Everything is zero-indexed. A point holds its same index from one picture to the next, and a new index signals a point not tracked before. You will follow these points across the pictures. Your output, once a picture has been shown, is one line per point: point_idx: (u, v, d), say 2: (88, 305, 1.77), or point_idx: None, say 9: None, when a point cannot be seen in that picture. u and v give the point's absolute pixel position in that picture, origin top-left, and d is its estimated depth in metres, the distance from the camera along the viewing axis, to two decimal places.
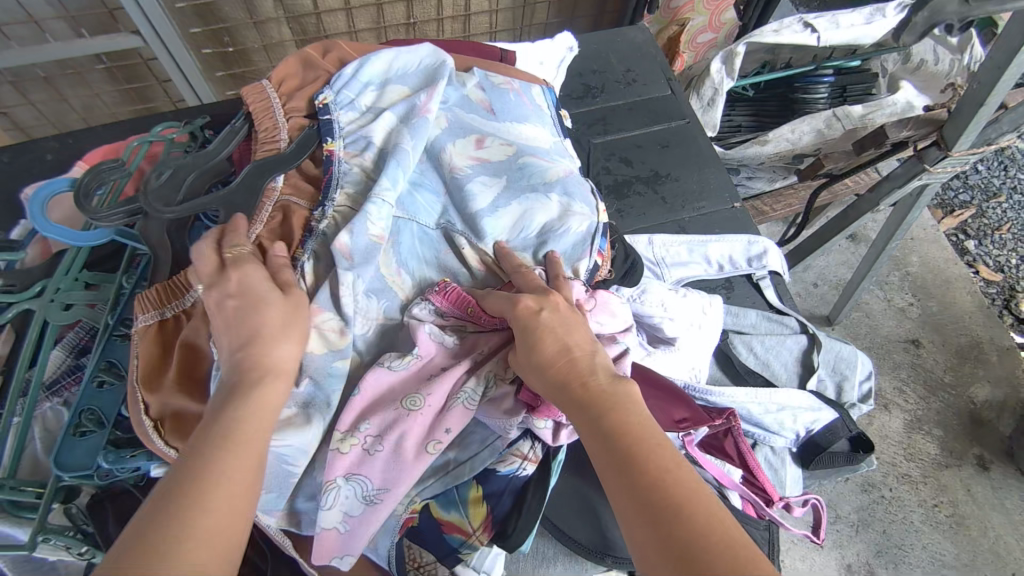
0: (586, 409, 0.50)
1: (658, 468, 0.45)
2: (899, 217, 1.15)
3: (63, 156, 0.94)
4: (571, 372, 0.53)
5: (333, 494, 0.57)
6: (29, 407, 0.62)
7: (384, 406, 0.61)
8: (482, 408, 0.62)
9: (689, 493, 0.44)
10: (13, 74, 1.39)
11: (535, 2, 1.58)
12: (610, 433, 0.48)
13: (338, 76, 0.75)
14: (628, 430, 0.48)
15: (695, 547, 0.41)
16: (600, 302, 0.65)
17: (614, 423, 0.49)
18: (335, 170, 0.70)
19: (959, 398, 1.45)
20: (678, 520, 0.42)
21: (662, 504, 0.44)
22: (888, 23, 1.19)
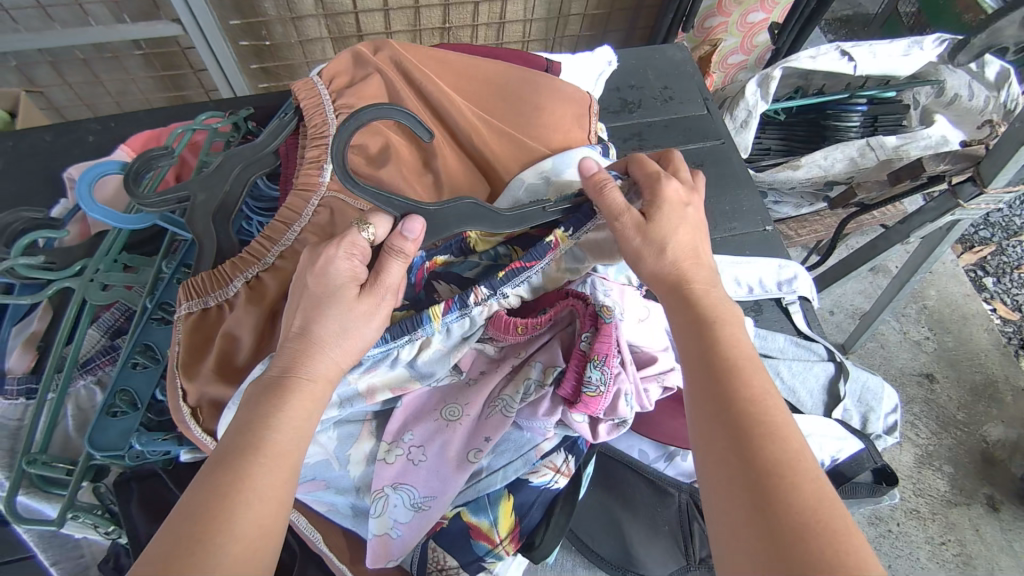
0: (694, 325, 0.54)
1: (755, 396, 0.48)
2: (925, 253, 1.15)
3: (104, 139, 0.95)
4: (684, 281, 0.57)
5: (381, 502, 0.61)
6: (63, 384, 0.64)
7: (423, 417, 0.64)
8: (522, 413, 0.62)
9: (778, 424, 0.46)
10: (52, 55, 1.40)
11: (569, 15, 1.58)
12: (712, 353, 0.51)
13: (569, 151, 0.74)
14: (734, 366, 0.50)
15: (778, 472, 0.43)
16: (649, 318, 0.69)
17: (721, 356, 0.51)
18: (535, 261, 0.63)
19: (971, 436, 1.44)
20: (767, 447, 0.44)
21: (752, 427, 0.46)
22: (926, 56, 1.18)
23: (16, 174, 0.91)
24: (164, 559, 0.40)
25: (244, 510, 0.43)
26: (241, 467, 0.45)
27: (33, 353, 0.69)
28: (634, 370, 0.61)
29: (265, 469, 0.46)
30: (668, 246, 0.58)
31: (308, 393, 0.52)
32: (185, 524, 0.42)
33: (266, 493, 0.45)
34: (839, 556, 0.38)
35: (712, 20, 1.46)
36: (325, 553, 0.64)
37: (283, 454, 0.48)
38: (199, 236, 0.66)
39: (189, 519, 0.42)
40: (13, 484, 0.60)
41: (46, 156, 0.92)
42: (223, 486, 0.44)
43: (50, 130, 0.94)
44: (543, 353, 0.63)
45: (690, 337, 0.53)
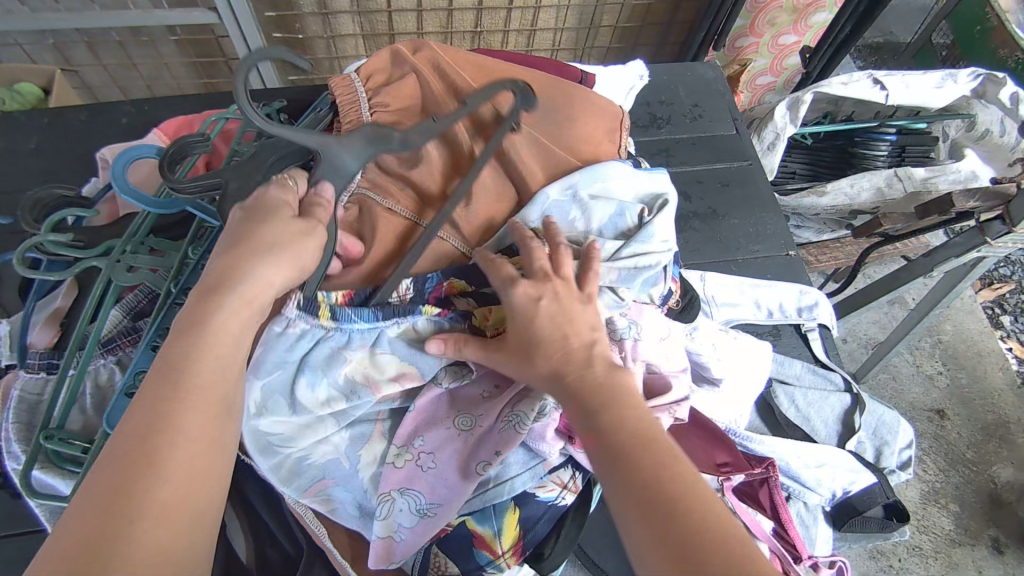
0: (613, 411, 0.49)
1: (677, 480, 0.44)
2: (946, 288, 1.13)
3: (138, 122, 0.96)
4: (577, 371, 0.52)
5: (387, 505, 0.60)
6: (84, 362, 0.64)
7: (435, 424, 0.63)
8: (533, 431, 0.61)
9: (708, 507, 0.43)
10: (89, 35, 1.42)
11: (601, 26, 1.58)
12: (603, 430, 0.48)
13: (596, 165, 0.73)
14: (629, 435, 0.47)
15: (692, 545, 0.41)
16: (666, 338, 0.69)
17: (615, 428, 0.48)
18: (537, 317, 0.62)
19: (979, 476, 1.42)
20: (677, 518, 0.42)
21: (660, 501, 0.43)
22: (960, 89, 1.17)
23: (51, 151, 0.92)
24: (104, 510, 0.39)
25: (173, 455, 0.42)
26: (163, 405, 0.43)
27: (55, 328, 0.70)
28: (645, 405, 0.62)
29: (189, 407, 0.43)
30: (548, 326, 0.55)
31: (235, 310, 0.48)
32: (121, 463, 0.41)
33: (195, 431, 0.43)
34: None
35: (743, 40, 1.45)
36: (329, 549, 0.63)
37: (207, 383, 0.45)
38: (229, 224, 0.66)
39: (124, 460, 0.41)
40: (30, 458, 0.61)
41: (81, 135, 0.94)
42: (150, 427, 0.42)
43: (85, 110, 0.96)
44: None
45: (601, 419, 0.49)
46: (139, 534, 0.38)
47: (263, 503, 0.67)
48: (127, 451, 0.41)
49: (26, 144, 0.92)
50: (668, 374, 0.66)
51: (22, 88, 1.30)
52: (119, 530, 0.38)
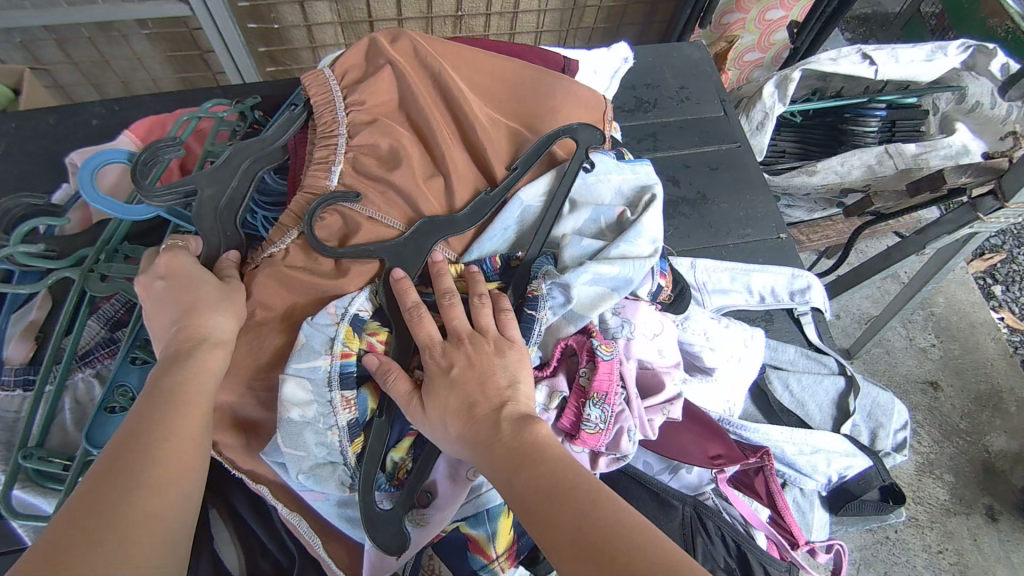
0: (533, 476, 0.46)
1: (606, 523, 0.41)
2: (938, 264, 1.12)
3: (109, 123, 0.93)
4: (483, 443, 0.50)
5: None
6: (60, 377, 0.62)
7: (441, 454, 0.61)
8: None
9: (643, 540, 0.40)
10: (57, 32, 1.37)
11: (585, 6, 1.55)
12: (531, 504, 0.45)
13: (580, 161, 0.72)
14: (546, 495, 0.45)
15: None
16: (661, 332, 0.67)
17: (534, 495, 0.45)
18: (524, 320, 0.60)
19: (973, 446, 1.42)
20: (617, 553, 0.39)
21: (596, 549, 0.40)
22: (949, 62, 1.17)
23: (20, 157, 0.89)
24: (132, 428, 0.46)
25: (174, 430, 0.47)
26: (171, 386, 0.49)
27: (31, 343, 0.68)
28: (638, 407, 0.61)
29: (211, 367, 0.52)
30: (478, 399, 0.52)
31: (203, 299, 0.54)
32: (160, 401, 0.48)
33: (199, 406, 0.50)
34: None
35: (730, 16, 1.42)
36: (324, 559, 0.62)
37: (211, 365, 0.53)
38: (206, 236, 0.64)
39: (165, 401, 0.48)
40: (9, 478, 0.59)
41: (51, 140, 0.91)
42: (160, 402, 0.48)
43: (53, 113, 0.93)
44: (548, 381, 0.61)
45: (514, 487, 0.47)
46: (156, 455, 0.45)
47: (253, 513, 0.67)
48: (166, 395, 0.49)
49: None
50: (660, 371, 0.65)
51: None
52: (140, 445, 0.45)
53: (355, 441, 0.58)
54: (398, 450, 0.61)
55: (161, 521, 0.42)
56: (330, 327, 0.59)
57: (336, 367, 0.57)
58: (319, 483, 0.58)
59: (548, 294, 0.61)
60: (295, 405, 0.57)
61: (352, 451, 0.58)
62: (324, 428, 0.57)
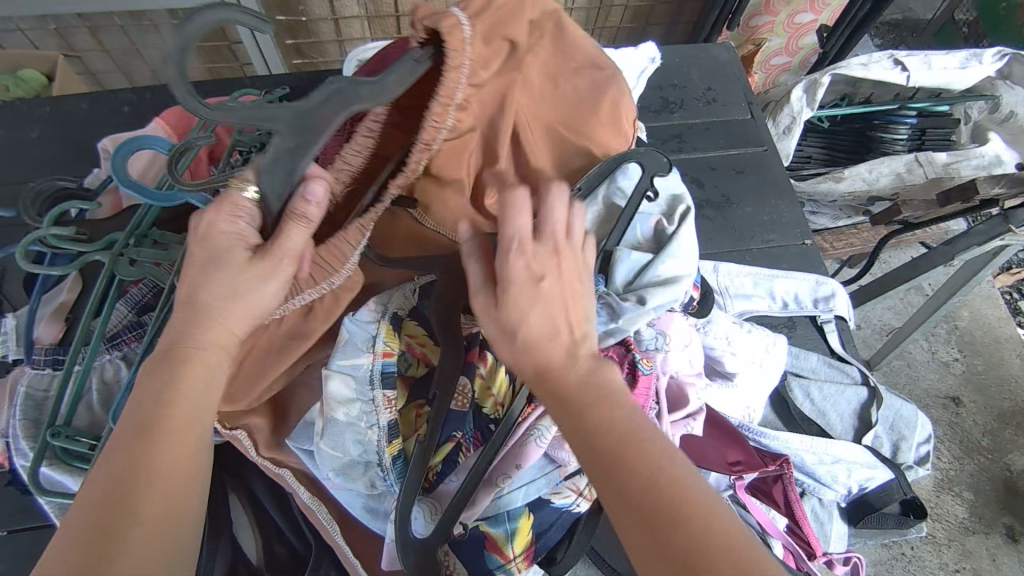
0: (575, 408, 0.46)
1: (647, 480, 0.41)
2: (965, 276, 1.10)
3: (140, 110, 0.95)
4: (551, 361, 0.48)
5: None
6: (89, 358, 0.63)
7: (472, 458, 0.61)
8: (552, 444, 0.60)
9: (676, 496, 0.40)
10: (90, 19, 1.39)
11: (612, 5, 1.54)
12: (593, 440, 0.44)
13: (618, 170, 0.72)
14: (616, 436, 0.44)
15: (697, 551, 0.38)
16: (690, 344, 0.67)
17: (602, 429, 0.44)
18: None
19: (995, 464, 1.40)
20: (676, 511, 0.39)
21: (655, 503, 0.40)
22: (983, 70, 1.14)
23: (53, 141, 0.91)
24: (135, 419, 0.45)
25: (165, 445, 0.44)
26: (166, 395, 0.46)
27: (60, 324, 0.69)
28: (666, 423, 0.62)
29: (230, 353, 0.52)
30: (521, 333, 0.48)
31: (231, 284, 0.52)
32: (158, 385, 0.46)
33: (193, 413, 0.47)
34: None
35: (759, 19, 1.41)
36: (341, 547, 0.62)
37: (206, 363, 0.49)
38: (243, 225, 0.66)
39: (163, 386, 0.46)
40: (36, 455, 0.60)
41: (84, 125, 0.92)
42: (144, 420, 0.45)
43: (86, 98, 0.94)
44: None
45: (581, 418, 0.45)
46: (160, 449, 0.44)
47: (271, 500, 0.67)
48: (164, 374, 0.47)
49: (28, 134, 0.91)
50: (686, 383, 0.65)
51: (25, 76, 1.28)
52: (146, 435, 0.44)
53: (392, 442, 0.58)
54: (436, 454, 0.60)
55: (164, 535, 0.41)
56: (371, 326, 0.60)
57: (376, 367, 0.58)
58: (349, 481, 0.59)
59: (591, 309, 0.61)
60: (339, 403, 0.58)
61: (387, 451, 0.58)
62: (362, 426, 0.58)
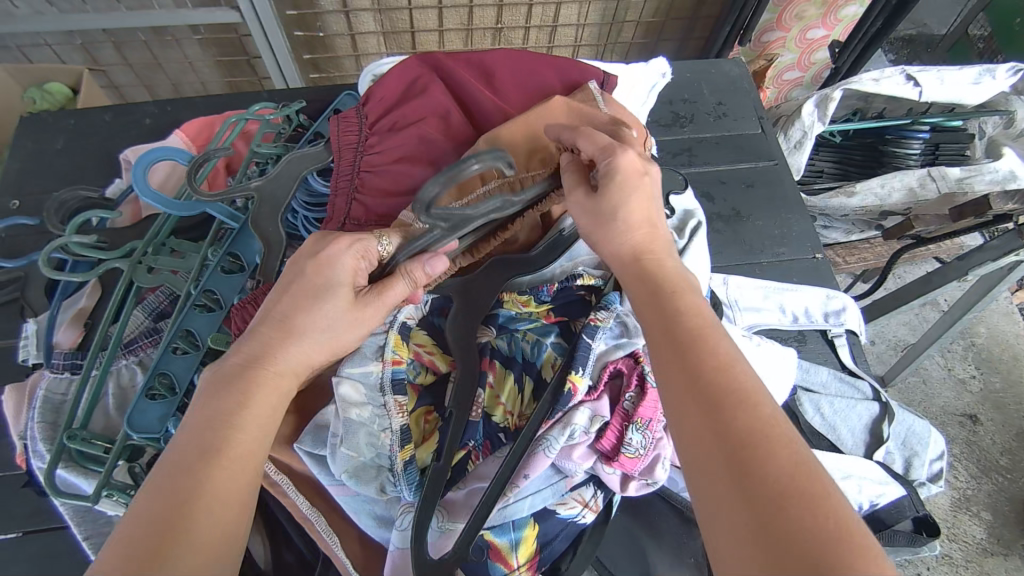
0: (658, 303, 0.49)
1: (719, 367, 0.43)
2: (980, 292, 1.09)
3: (160, 122, 0.97)
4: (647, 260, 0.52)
5: (409, 517, 0.59)
6: (106, 363, 0.65)
7: (479, 467, 0.61)
8: (560, 454, 0.59)
9: (746, 386, 0.42)
10: (114, 34, 1.43)
11: (624, 21, 1.55)
12: (675, 325, 0.47)
13: None
14: (697, 327, 0.46)
15: (755, 437, 0.39)
16: None
17: (685, 319, 0.47)
18: (581, 344, 0.61)
19: (1014, 484, 1.37)
20: (737, 401, 0.41)
21: (718, 392, 0.41)
22: (997, 86, 1.14)
23: (78, 152, 0.93)
24: (196, 439, 0.45)
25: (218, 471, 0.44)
26: (220, 418, 0.46)
27: (79, 328, 0.71)
28: None
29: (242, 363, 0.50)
30: (620, 218, 0.53)
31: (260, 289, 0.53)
32: (220, 401, 0.47)
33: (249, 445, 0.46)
34: (822, 520, 0.35)
35: (770, 35, 1.41)
36: (344, 558, 0.61)
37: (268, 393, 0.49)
38: (268, 237, 0.69)
39: (220, 401, 0.47)
40: (53, 458, 0.61)
41: (106, 136, 0.95)
42: (206, 446, 0.45)
43: (110, 111, 0.97)
44: (590, 400, 0.60)
45: (663, 311, 0.48)
46: (216, 477, 0.43)
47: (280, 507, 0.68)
48: (226, 393, 0.48)
49: (53, 145, 0.94)
50: None
51: (51, 89, 1.32)
52: (213, 451, 0.44)
53: (404, 447, 0.59)
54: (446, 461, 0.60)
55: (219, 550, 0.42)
56: (381, 336, 0.63)
57: (387, 373, 0.60)
58: (360, 484, 0.59)
59: (607, 323, 0.63)
60: (350, 406, 0.59)
61: (401, 456, 0.59)
62: (375, 430, 0.59)
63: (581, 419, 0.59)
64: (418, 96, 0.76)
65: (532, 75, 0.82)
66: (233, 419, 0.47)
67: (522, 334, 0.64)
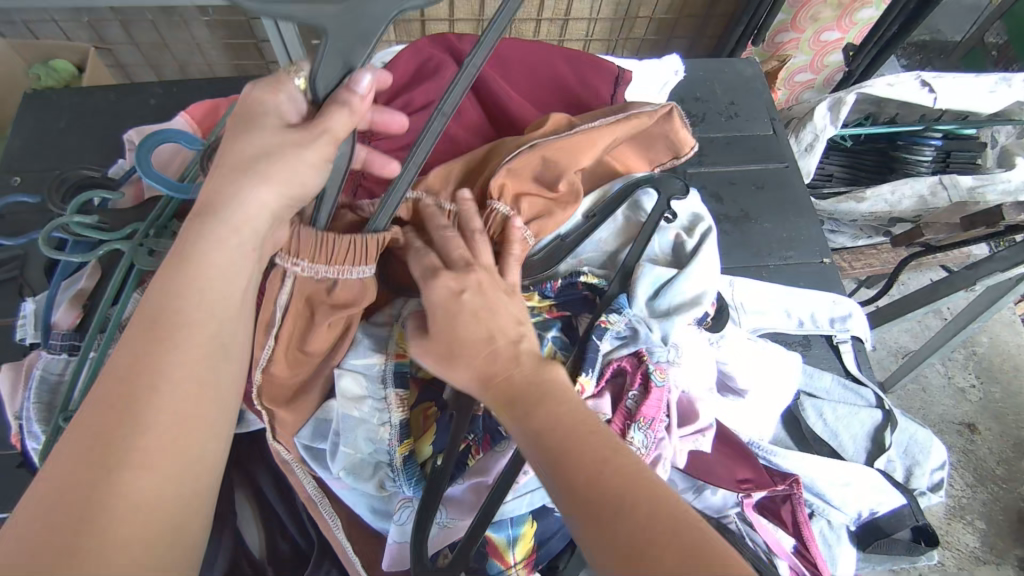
0: (529, 410, 0.48)
1: (593, 479, 0.42)
2: (987, 301, 1.08)
3: (166, 103, 0.96)
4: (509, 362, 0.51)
5: (406, 512, 0.59)
6: (104, 345, 0.64)
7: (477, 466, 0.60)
8: None
9: (627, 484, 0.42)
10: (122, 13, 1.41)
11: (636, 17, 1.54)
12: (548, 434, 0.46)
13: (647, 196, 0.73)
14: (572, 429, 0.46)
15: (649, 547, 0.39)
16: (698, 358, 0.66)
17: (559, 425, 0.46)
18: (593, 346, 0.59)
19: (1009, 494, 1.37)
20: (621, 509, 0.41)
21: (603, 505, 0.41)
22: (1013, 95, 1.12)
23: (81, 131, 0.92)
24: (111, 387, 0.42)
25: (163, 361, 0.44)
26: (157, 330, 0.45)
27: (78, 310, 0.70)
28: (675, 437, 0.61)
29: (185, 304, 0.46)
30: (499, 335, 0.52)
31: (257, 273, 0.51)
32: (148, 335, 0.44)
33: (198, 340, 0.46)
34: None
35: (784, 35, 1.40)
36: (344, 544, 0.62)
37: (218, 298, 0.48)
38: None
39: (146, 337, 0.44)
40: (47, 440, 0.61)
41: (111, 115, 0.94)
42: (129, 392, 0.42)
43: (116, 90, 0.96)
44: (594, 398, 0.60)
45: (532, 421, 0.47)
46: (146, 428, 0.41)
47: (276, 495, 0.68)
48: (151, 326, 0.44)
49: (58, 123, 0.93)
50: (696, 399, 0.64)
51: (57, 66, 1.30)
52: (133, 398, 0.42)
53: (403, 442, 0.58)
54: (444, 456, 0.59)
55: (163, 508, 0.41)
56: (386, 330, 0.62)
57: (389, 366, 0.59)
58: (359, 481, 0.59)
59: (618, 328, 0.62)
60: (348, 400, 0.59)
61: (398, 452, 0.58)
62: (376, 422, 0.58)
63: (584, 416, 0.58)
64: (431, 77, 0.76)
65: (547, 68, 0.81)
66: (159, 355, 0.44)
67: None
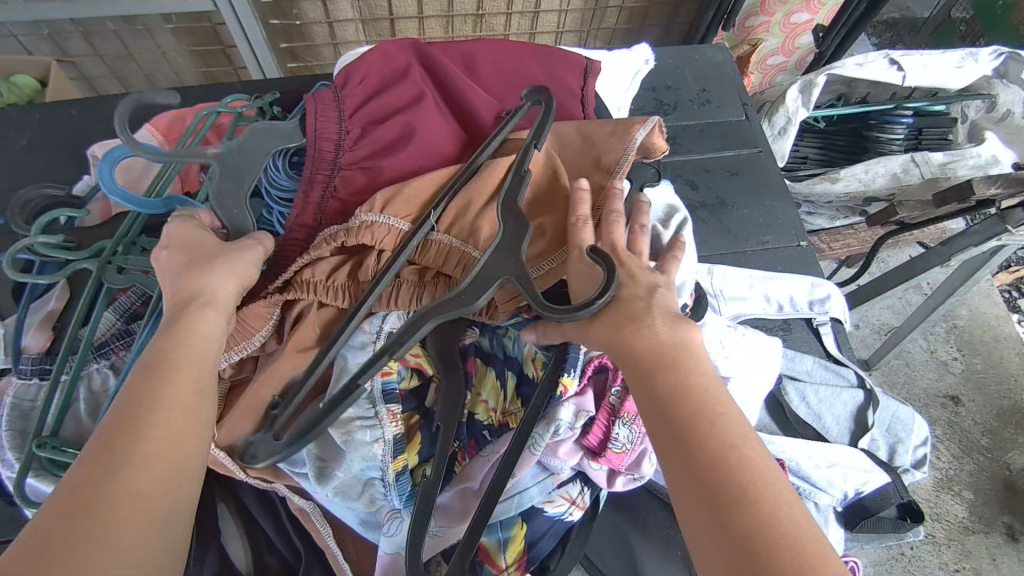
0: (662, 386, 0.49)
1: (722, 461, 0.44)
2: (962, 277, 1.10)
3: (130, 116, 0.94)
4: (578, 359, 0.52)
5: (395, 523, 0.59)
6: (77, 367, 0.63)
7: (466, 476, 0.60)
8: (544, 452, 0.59)
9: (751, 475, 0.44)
10: (84, 25, 1.38)
11: (607, 7, 1.53)
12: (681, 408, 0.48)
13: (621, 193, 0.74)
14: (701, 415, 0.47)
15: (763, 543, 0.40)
16: None
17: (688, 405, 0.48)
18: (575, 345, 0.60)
19: (994, 463, 1.39)
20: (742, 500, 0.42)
21: (727, 489, 0.43)
22: (980, 69, 1.13)
23: (44, 148, 0.90)
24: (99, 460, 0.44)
25: (164, 398, 0.48)
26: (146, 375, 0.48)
27: (48, 332, 0.69)
28: None
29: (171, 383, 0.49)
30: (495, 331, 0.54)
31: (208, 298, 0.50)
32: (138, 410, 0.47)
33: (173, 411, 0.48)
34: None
35: (754, 19, 1.41)
36: (333, 550, 0.62)
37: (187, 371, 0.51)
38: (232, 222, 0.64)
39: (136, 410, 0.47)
40: (23, 467, 0.59)
41: (73, 131, 0.92)
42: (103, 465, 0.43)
43: (77, 105, 0.94)
44: (576, 395, 0.59)
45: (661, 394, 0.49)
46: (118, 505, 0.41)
47: (260, 508, 0.67)
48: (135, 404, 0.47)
49: (18, 141, 0.90)
50: None
51: (18, 82, 1.27)
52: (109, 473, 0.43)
53: (397, 458, 0.58)
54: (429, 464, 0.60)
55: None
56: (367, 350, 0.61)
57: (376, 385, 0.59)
58: (348, 500, 0.59)
59: None
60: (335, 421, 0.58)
61: (392, 468, 0.58)
62: (368, 439, 0.57)
63: (567, 415, 0.57)
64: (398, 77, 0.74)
65: (515, 62, 0.80)
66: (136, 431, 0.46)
67: (504, 332, 0.64)
